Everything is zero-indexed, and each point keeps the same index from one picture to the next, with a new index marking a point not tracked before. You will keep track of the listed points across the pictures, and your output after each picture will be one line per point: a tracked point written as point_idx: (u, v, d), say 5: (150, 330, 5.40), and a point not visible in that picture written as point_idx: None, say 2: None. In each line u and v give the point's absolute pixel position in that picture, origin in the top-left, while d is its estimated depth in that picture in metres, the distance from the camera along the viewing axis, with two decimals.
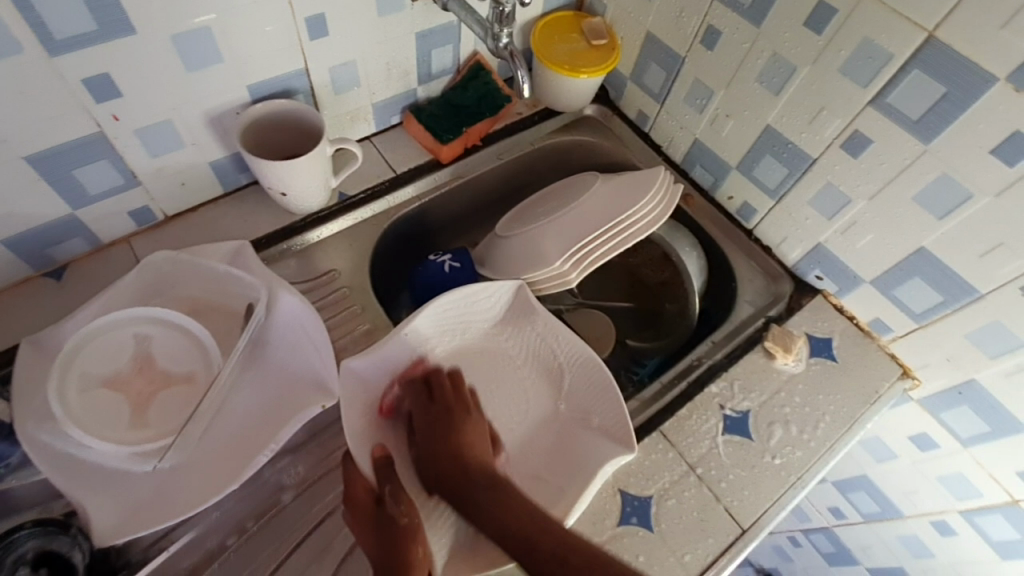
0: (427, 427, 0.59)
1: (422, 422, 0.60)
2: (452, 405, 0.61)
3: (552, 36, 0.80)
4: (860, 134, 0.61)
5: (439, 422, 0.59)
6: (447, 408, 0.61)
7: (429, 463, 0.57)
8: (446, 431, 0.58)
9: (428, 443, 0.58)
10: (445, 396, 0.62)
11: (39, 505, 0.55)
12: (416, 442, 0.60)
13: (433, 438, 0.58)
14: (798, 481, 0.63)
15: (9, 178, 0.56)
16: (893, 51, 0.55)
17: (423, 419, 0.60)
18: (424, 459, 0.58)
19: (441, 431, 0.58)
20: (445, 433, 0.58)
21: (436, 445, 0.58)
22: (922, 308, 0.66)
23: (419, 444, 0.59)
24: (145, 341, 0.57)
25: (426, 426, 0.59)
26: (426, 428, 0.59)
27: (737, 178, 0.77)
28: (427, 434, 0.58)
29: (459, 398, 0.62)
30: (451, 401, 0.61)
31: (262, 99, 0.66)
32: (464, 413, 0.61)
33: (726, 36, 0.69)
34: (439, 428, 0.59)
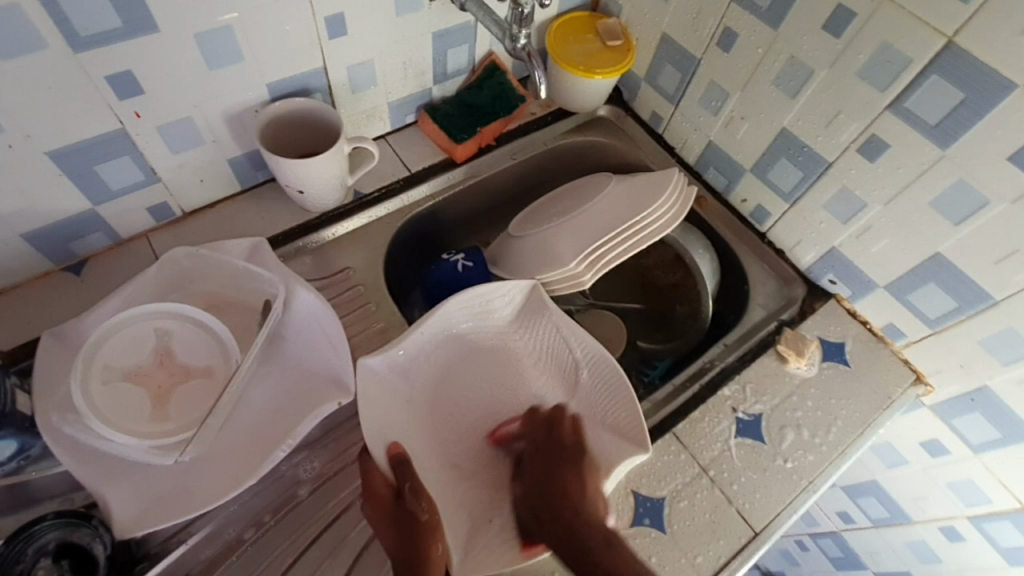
0: (541, 474, 0.60)
1: (543, 455, 0.61)
2: (567, 450, 0.61)
3: (568, 37, 0.80)
4: (877, 138, 0.61)
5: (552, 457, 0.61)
6: (554, 447, 0.62)
7: (537, 467, 0.60)
8: (551, 469, 0.59)
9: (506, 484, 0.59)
10: (559, 438, 0.63)
11: (62, 496, 0.57)
12: (520, 480, 0.61)
13: (546, 478, 0.59)
14: (810, 485, 0.63)
15: (32, 172, 0.56)
16: (912, 56, 0.55)
17: (539, 462, 0.61)
18: (530, 484, 0.60)
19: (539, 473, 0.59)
20: (549, 472, 0.59)
21: (538, 482, 0.59)
22: (937, 314, 0.66)
23: (522, 489, 0.61)
24: (165, 336, 0.58)
25: (535, 466, 0.61)
26: (534, 466, 0.61)
27: (752, 181, 0.77)
28: (545, 470, 0.60)
29: (578, 445, 0.62)
30: (548, 436, 0.63)
31: (280, 97, 0.67)
32: (571, 465, 0.59)
33: (743, 38, 0.69)
34: (544, 469, 0.60)
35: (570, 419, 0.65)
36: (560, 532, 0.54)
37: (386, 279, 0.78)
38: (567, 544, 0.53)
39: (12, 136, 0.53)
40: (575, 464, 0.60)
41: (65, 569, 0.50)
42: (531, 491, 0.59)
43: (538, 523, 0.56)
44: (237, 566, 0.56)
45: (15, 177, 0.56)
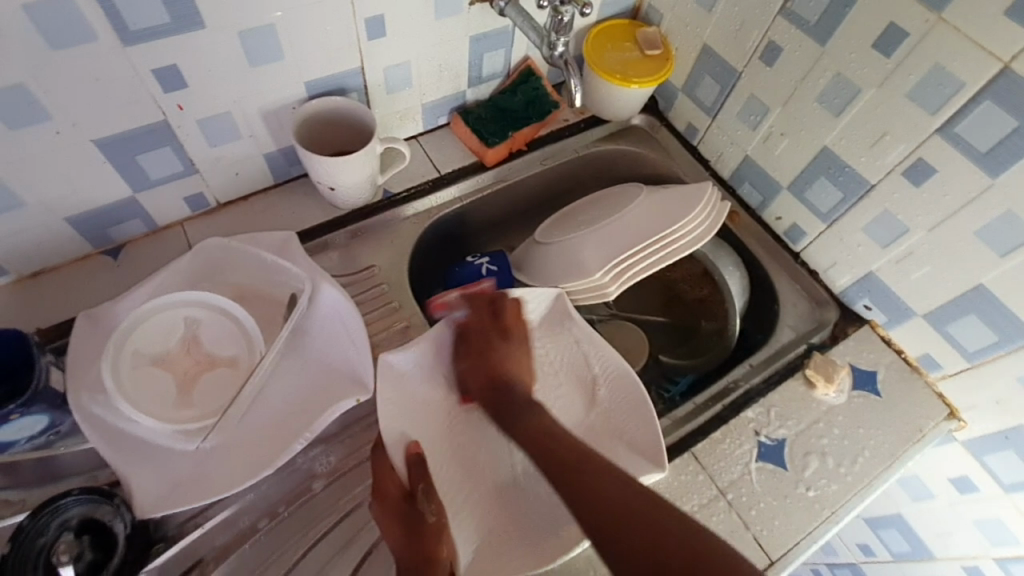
0: (478, 349, 0.65)
1: (478, 342, 0.65)
2: (494, 336, 0.65)
3: (605, 44, 0.79)
4: (923, 162, 0.59)
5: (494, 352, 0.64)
6: (495, 334, 0.65)
7: (490, 357, 0.64)
8: (493, 349, 0.65)
9: (484, 366, 0.64)
10: (505, 318, 0.66)
11: (88, 473, 0.59)
12: (464, 358, 0.65)
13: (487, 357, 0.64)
14: (831, 515, 0.61)
15: (79, 159, 0.58)
16: (965, 80, 0.53)
17: (477, 352, 0.65)
18: (470, 368, 0.65)
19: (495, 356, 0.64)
20: (484, 354, 0.64)
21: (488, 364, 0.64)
22: (976, 347, 0.63)
23: (465, 368, 0.65)
24: (194, 324, 0.59)
25: (477, 348, 0.65)
26: (467, 338, 0.66)
27: (788, 199, 0.75)
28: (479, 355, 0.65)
29: (512, 325, 0.66)
30: (497, 333, 0.65)
31: (317, 95, 0.67)
32: (508, 342, 0.66)
33: (787, 53, 0.67)
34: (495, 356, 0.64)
35: (514, 305, 0.66)
36: (487, 395, 0.63)
37: (410, 279, 0.78)
38: (504, 415, 0.61)
39: (60, 123, 0.55)
40: (512, 345, 0.66)
41: (85, 546, 0.52)
42: (481, 371, 0.64)
43: (470, 387, 0.65)
44: (251, 554, 0.57)
45: (61, 163, 0.58)
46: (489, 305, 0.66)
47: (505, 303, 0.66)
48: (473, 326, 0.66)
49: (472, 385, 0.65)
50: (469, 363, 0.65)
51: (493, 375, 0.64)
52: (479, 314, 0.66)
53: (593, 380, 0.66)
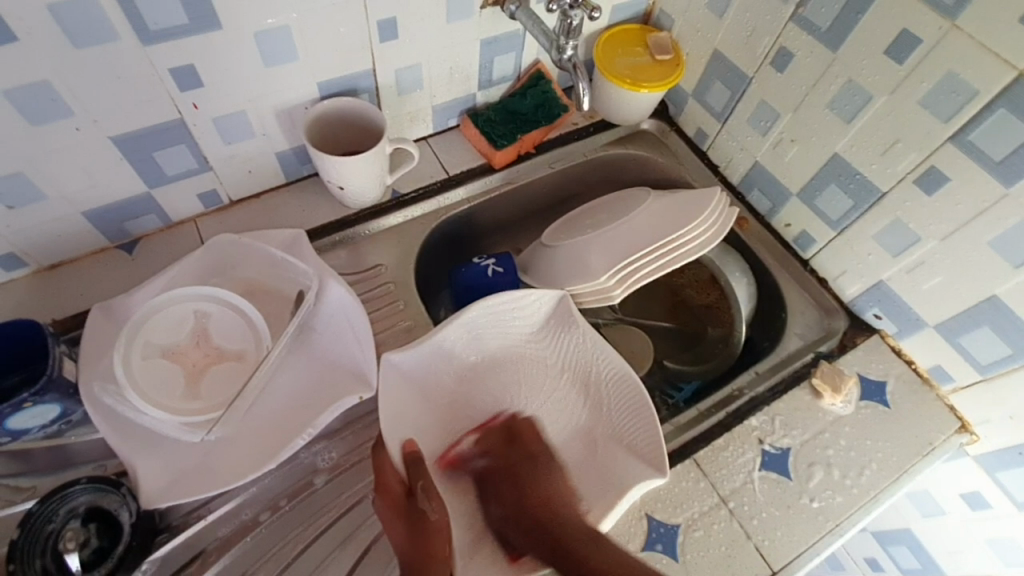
0: (508, 490, 0.60)
1: (505, 478, 0.61)
2: (532, 456, 0.63)
3: (616, 49, 0.79)
4: (935, 170, 0.58)
5: (529, 479, 0.61)
6: (523, 458, 0.63)
7: (509, 482, 0.61)
8: (515, 475, 0.61)
9: (511, 498, 0.59)
10: (524, 439, 0.65)
11: (96, 460, 0.60)
12: (497, 504, 0.60)
13: (517, 488, 0.60)
14: (836, 528, 0.60)
15: (97, 155, 0.60)
16: (979, 87, 0.53)
17: (513, 475, 0.61)
18: (494, 506, 0.60)
19: (518, 484, 0.61)
20: (524, 480, 0.61)
21: (525, 487, 0.60)
22: (988, 360, 0.62)
23: (492, 510, 0.60)
24: (203, 318, 0.60)
25: (526, 481, 0.61)
26: (490, 487, 0.61)
27: (798, 206, 0.74)
28: (518, 488, 0.60)
29: (529, 445, 0.64)
30: (522, 456, 0.63)
31: (329, 96, 0.68)
32: (533, 463, 0.63)
33: (799, 59, 0.66)
34: (529, 474, 0.62)
35: (526, 422, 0.66)
36: (518, 529, 0.57)
37: (416, 278, 0.79)
38: (535, 543, 0.55)
39: (80, 120, 0.57)
40: (553, 462, 0.63)
41: (92, 532, 0.53)
42: (515, 503, 0.59)
43: (495, 521, 0.58)
44: (252, 546, 0.58)
45: (80, 158, 0.59)
46: (512, 424, 0.66)
47: (520, 423, 0.66)
48: (494, 475, 0.62)
49: (500, 517, 0.59)
50: (502, 505, 0.60)
51: (521, 505, 0.59)
52: (501, 454, 0.64)
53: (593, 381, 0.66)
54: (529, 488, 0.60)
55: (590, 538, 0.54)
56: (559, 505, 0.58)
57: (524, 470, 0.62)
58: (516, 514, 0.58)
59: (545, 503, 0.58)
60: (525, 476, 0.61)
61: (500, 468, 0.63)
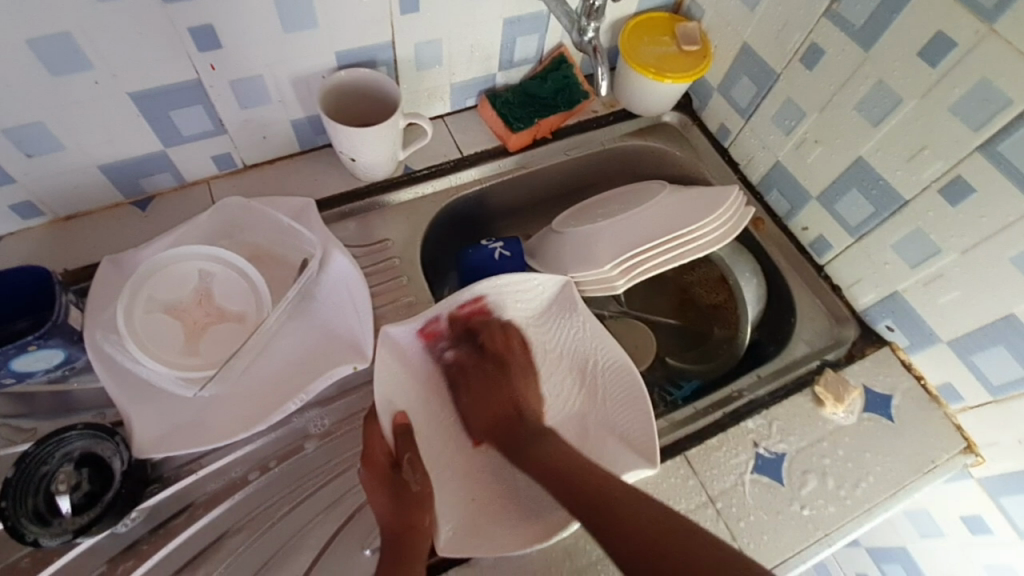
0: (473, 392, 0.65)
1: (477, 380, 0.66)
2: (506, 364, 0.66)
3: (642, 37, 0.77)
4: (961, 181, 0.56)
5: (501, 381, 0.65)
6: (493, 367, 0.66)
7: (483, 390, 0.65)
8: (489, 381, 0.65)
9: (482, 399, 0.65)
10: (497, 345, 0.66)
11: (96, 409, 0.61)
12: (463, 396, 0.65)
13: (492, 391, 0.65)
14: (825, 537, 0.59)
15: (115, 109, 0.61)
16: (1015, 96, 0.50)
17: (476, 387, 0.65)
18: (470, 406, 0.65)
19: (495, 391, 0.65)
20: (484, 390, 0.65)
21: (481, 402, 0.64)
22: (1001, 381, 0.60)
23: (464, 404, 0.65)
24: (207, 277, 0.61)
25: (478, 387, 0.65)
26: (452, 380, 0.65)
27: (817, 209, 0.72)
28: (484, 391, 0.65)
29: (513, 352, 0.67)
30: (498, 365, 0.66)
31: (347, 67, 0.68)
32: (504, 370, 0.66)
33: (828, 57, 0.64)
34: (499, 386, 0.65)
35: (499, 327, 0.66)
36: (495, 431, 0.63)
37: (422, 256, 0.79)
38: (515, 451, 0.61)
39: (100, 73, 0.57)
40: (518, 368, 0.67)
41: (84, 477, 0.54)
42: (482, 403, 0.65)
43: (473, 424, 0.64)
44: (240, 503, 0.59)
45: (98, 112, 0.60)
46: (471, 327, 0.65)
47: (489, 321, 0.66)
48: (462, 365, 0.66)
49: (475, 422, 0.64)
50: (468, 401, 0.65)
51: (496, 411, 0.64)
52: (459, 345, 0.66)
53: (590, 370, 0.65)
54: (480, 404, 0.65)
55: (557, 441, 0.61)
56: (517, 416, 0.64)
57: (503, 374, 0.66)
58: (487, 417, 0.64)
59: (512, 406, 0.65)
60: (490, 380, 0.65)
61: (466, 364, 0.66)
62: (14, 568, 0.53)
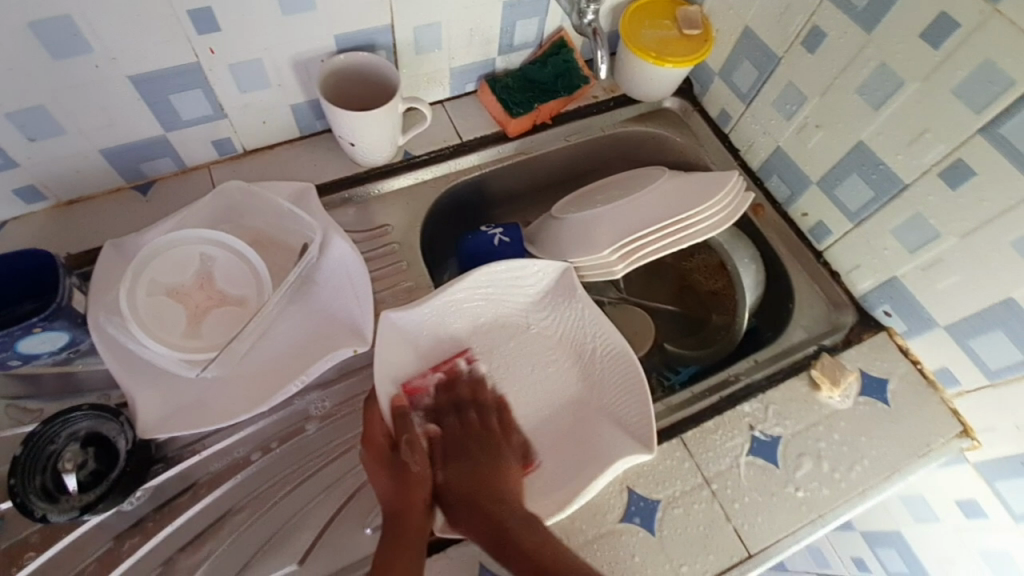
0: (467, 457, 0.61)
1: (456, 442, 0.62)
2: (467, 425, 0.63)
3: (643, 20, 0.77)
4: (962, 164, 0.56)
5: (473, 446, 0.61)
6: (485, 440, 0.62)
7: (468, 463, 0.60)
8: (459, 450, 0.61)
9: (466, 465, 0.60)
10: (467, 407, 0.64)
11: (101, 390, 0.62)
12: (442, 470, 0.61)
13: (474, 462, 0.60)
14: (818, 519, 0.60)
15: (114, 93, 0.61)
16: (1019, 77, 0.50)
17: (455, 443, 0.62)
18: (449, 479, 0.60)
19: (469, 457, 0.60)
20: (472, 462, 0.60)
21: (470, 473, 0.59)
22: (998, 365, 0.60)
23: (443, 477, 0.60)
24: (208, 261, 0.62)
25: (458, 448, 0.62)
26: (461, 449, 0.61)
27: (817, 194, 0.72)
28: (476, 454, 0.60)
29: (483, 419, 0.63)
30: (478, 427, 0.63)
31: (345, 50, 0.68)
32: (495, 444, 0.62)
33: (830, 40, 0.63)
34: (483, 459, 0.60)
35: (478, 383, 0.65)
36: (462, 504, 0.58)
37: (422, 242, 0.79)
38: (485, 531, 0.55)
39: (100, 57, 0.57)
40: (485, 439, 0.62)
41: (89, 455, 0.55)
42: (464, 475, 0.60)
43: (453, 496, 0.59)
44: (243, 483, 0.60)
45: (99, 96, 0.60)
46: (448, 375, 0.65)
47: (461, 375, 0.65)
48: (449, 435, 0.62)
49: (446, 496, 0.59)
50: (452, 472, 0.60)
51: (472, 488, 0.58)
52: (483, 424, 0.63)
53: (587, 356, 0.66)
54: (462, 474, 0.60)
55: (529, 524, 0.55)
56: (502, 490, 0.58)
57: (468, 427, 0.63)
58: (459, 486, 0.59)
59: (484, 485, 0.58)
60: (473, 450, 0.61)
61: (454, 434, 0.62)
62: (25, 543, 0.55)
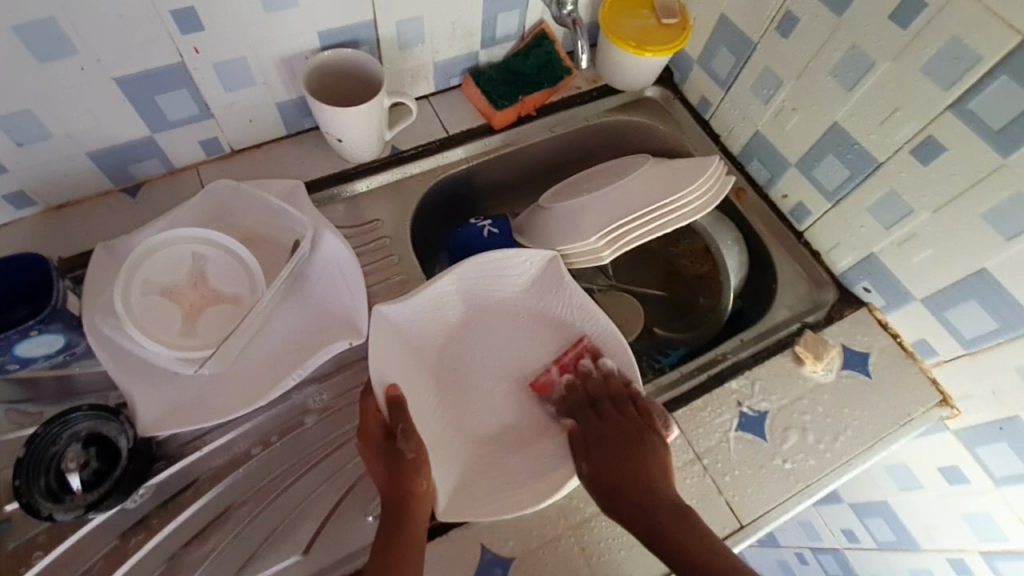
0: (613, 457, 0.58)
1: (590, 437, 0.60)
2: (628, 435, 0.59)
3: (622, 10, 0.78)
4: (932, 140, 0.58)
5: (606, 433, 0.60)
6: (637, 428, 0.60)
7: (619, 445, 0.59)
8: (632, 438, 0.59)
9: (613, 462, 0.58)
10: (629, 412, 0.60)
11: (99, 391, 0.63)
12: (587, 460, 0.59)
13: (602, 441, 0.59)
14: (806, 488, 0.62)
15: (101, 96, 0.61)
16: (983, 54, 0.51)
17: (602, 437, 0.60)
18: (597, 467, 0.58)
19: (612, 450, 0.59)
20: (630, 455, 0.58)
21: (620, 465, 0.58)
22: (974, 334, 0.62)
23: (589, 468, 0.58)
24: (200, 260, 0.62)
25: (600, 441, 0.59)
26: (597, 446, 0.59)
27: (796, 176, 0.73)
28: (614, 455, 0.58)
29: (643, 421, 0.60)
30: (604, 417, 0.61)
31: (330, 47, 0.69)
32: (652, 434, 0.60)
33: (803, 24, 0.65)
34: (624, 451, 0.58)
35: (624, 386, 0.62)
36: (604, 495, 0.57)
37: (413, 236, 0.80)
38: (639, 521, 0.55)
39: (85, 59, 0.58)
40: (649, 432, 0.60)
41: (92, 455, 0.56)
42: (614, 470, 0.58)
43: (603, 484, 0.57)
44: (245, 477, 0.61)
45: (86, 99, 0.61)
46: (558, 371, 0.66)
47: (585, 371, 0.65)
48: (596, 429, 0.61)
49: (600, 487, 0.57)
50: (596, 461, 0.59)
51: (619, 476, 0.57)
52: (620, 413, 0.61)
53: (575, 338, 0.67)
54: (611, 441, 0.59)
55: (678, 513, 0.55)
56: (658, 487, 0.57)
57: (608, 427, 0.60)
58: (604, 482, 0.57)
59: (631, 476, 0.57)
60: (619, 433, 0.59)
61: (592, 428, 0.61)
62: (32, 543, 0.55)
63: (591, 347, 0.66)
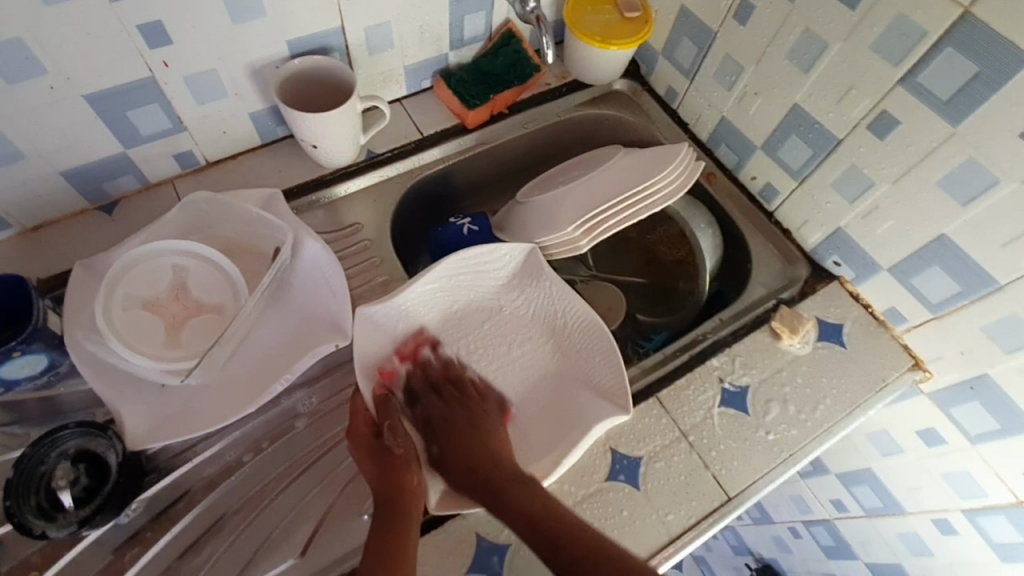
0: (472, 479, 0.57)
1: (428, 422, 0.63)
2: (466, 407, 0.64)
3: (586, 7, 0.80)
4: (887, 114, 0.60)
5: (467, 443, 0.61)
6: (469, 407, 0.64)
7: (442, 431, 0.62)
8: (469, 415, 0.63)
9: (450, 443, 0.61)
10: (436, 372, 0.67)
11: (85, 409, 0.63)
12: (437, 444, 0.62)
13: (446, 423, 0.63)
14: (789, 457, 0.63)
15: (71, 114, 0.61)
16: (928, 28, 0.54)
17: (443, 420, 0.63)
18: (440, 455, 0.61)
19: (456, 427, 0.62)
20: (468, 434, 0.61)
21: (460, 444, 0.61)
22: (939, 298, 0.64)
23: (439, 451, 0.61)
24: (181, 272, 0.62)
25: (439, 424, 0.63)
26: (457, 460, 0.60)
27: (762, 158, 0.76)
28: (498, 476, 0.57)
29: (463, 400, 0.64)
30: (453, 400, 0.64)
31: (299, 55, 0.70)
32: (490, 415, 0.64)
33: (759, 10, 0.68)
34: (465, 422, 0.62)
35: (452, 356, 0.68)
36: (466, 474, 0.58)
37: (393, 238, 0.81)
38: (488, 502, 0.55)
39: (53, 77, 0.58)
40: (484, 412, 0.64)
41: (82, 471, 0.56)
42: (450, 451, 0.61)
43: (450, 466, 0.60)
44: (237, 485, 0.61)
45: (56, 117, 0.61)
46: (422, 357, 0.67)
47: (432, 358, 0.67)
48: (432, 412, 0.64)
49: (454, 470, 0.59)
50: (440, 447, 0.62)
51: (465, 449, 0.60)
52: (460, 394, 0.65)
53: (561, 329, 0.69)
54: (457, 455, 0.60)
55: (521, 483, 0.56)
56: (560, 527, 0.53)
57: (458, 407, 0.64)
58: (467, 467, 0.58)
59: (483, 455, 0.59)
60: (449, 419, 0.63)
61: (436, 411, 0.64)
62: (25, 565, 0.55)
63: (431, 337, 0.68)
